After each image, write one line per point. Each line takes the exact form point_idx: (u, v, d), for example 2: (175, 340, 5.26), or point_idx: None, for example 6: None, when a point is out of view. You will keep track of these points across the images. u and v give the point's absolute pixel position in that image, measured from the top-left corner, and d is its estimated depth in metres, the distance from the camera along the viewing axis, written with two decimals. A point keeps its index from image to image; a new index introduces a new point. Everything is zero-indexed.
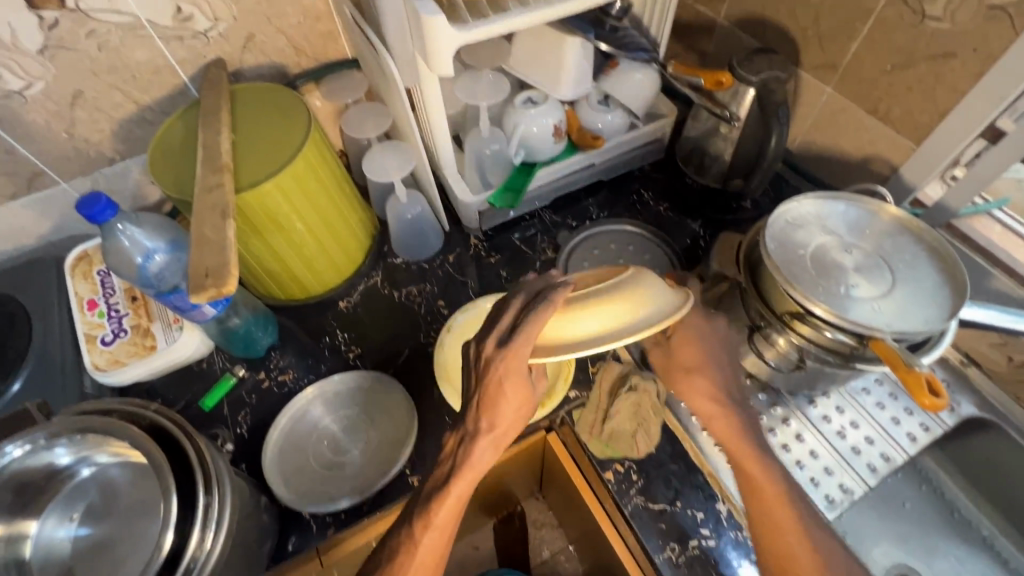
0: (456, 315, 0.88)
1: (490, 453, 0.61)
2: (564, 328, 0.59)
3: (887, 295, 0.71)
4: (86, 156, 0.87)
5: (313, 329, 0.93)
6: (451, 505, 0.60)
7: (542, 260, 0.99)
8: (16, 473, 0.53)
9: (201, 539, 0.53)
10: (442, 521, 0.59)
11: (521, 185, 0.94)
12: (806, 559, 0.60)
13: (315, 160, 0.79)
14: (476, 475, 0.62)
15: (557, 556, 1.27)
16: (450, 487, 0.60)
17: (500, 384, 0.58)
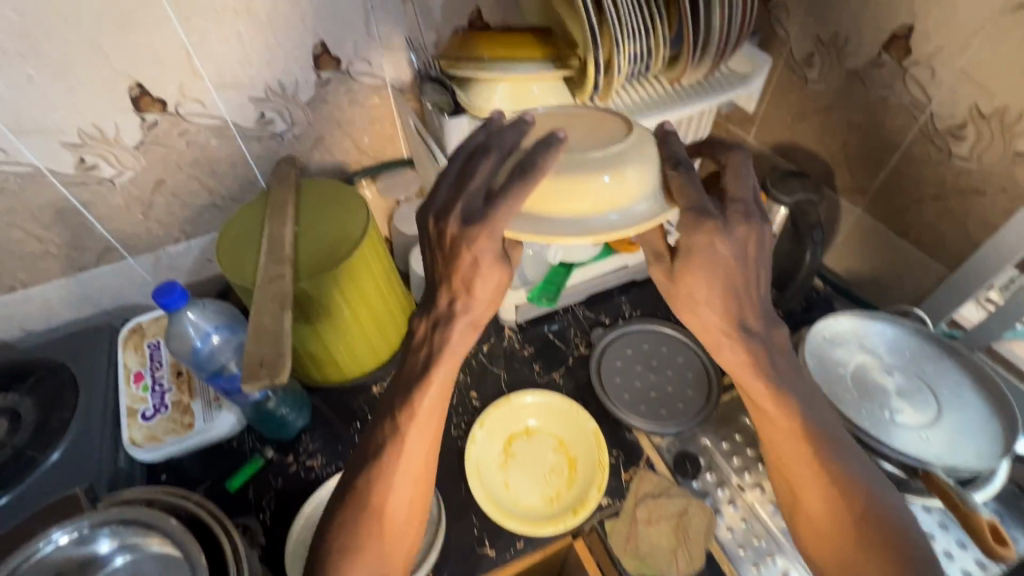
0: (489, 410, 0.89)
1: (456, 357, 0.64)
2: (556, 194, 0.55)
3: (934, 423, 0.70)
4: (156, 235, 0.94)
5: (345, 413, 0.93)
6: (428, 415, 0.64)
7: (575, 355, 1.00)
8: (59, 560, 0.56)
9: None
10: (420, 433, 0.64)
11: (560, 283, 0.98)
12: (843, 530, 0.62)
13: (370, 253, 0.83)
14: (448, 374, 0.64)
15: None
16: (423, 395, 0.63)
17: (473, 262, 0.57)
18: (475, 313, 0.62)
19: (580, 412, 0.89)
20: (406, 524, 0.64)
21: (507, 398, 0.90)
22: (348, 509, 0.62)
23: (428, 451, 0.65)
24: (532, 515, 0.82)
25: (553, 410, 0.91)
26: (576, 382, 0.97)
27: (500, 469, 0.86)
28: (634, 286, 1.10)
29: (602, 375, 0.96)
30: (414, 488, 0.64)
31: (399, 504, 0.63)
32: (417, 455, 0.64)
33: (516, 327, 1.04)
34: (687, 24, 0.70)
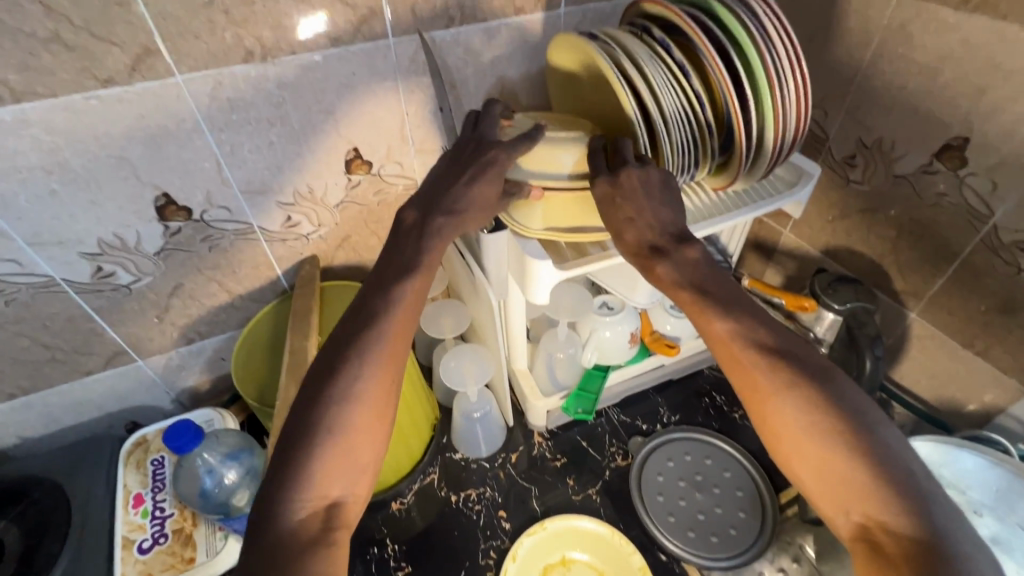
0: (524, 537, 0.84)
1: (417, 292, 0.59)
2: (547, 153, 0.64)
3: None
4: (170, 338, 0.89)
5: (361, 536, 0.85)
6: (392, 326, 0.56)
7: (612, 467, 0.92)
8: None
9: None
10: (386, 341, 0.55)
11: (595, 390, 0.91)
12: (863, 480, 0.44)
13: None
14: (418, 292, 0.59)
15: None
16: (388, 314, 0.56)
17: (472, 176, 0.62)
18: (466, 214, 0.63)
19: (627, 544, 0.83)
20: (362, 447, 0.52)
21: (545, 524, 0.85)
22: (297, 419, 0.51)
23: (394, 363, 0.55)
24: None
25: (594, 538, 0.84)
26: (614, 499, 0.89)
27: None
28: (671, 386, 1.03)
29: (643, 492, 0.88)
30: (377, 404, 0.53)
31: (361, 409, 0.52)
32: (386, 364, 0.54)
33: (546, 433, 0.97)
34: (739, 142, 0.67)
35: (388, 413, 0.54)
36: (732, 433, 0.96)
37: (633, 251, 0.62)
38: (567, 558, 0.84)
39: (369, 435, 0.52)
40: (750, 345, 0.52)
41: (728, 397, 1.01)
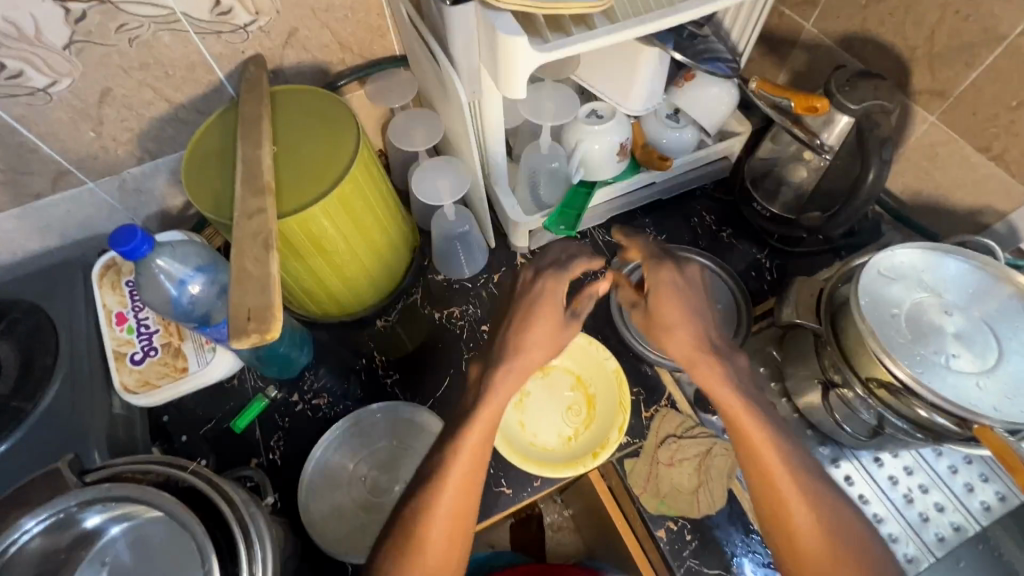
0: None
1: (489, 420, 0.63)
2: None
3: (992, 370, 0.64)
4: (114, 156, 0.81)
5: (349, 348, 0.89)
6: (473, 451, 0.61)
7: (594, 285, 0.93)
8: (52, 543, 0.51)
9: None
10: (461, 473, 0.60)
11: (580, 207, 0.85)
12: None
13: (363, 180, 0.72)
14: (483, 436, 0.62)
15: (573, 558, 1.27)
16: (465, 432, 0.62)
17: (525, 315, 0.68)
18: (522, 351, 0.66)
19: (603, 351, 0.85)
20: (447, 562, 0.59)
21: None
22: (394, 548, 0.59)
23: (477, 469, 0.61)
24: (548, 454, 0.81)
25: (571, 346, 0.87)
26: (594, 314, 0.91)
27: (515, 408, 0.84)
28: (660, 206, 1.00)
29: (624, 307, 0.89)
30: (456, 530, 0.59)
31: (439, 551, 0.58)
32: (468, 478, 0.61)
33: (528, 254, 0.95)
34: None
35: (458, 542, 0.60)
36: (716, 252, 0.96)
37: (683, 351, 0.68)
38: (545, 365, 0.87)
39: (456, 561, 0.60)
40: (784, 463, 0.61)
41: (717, 216, 0.98)
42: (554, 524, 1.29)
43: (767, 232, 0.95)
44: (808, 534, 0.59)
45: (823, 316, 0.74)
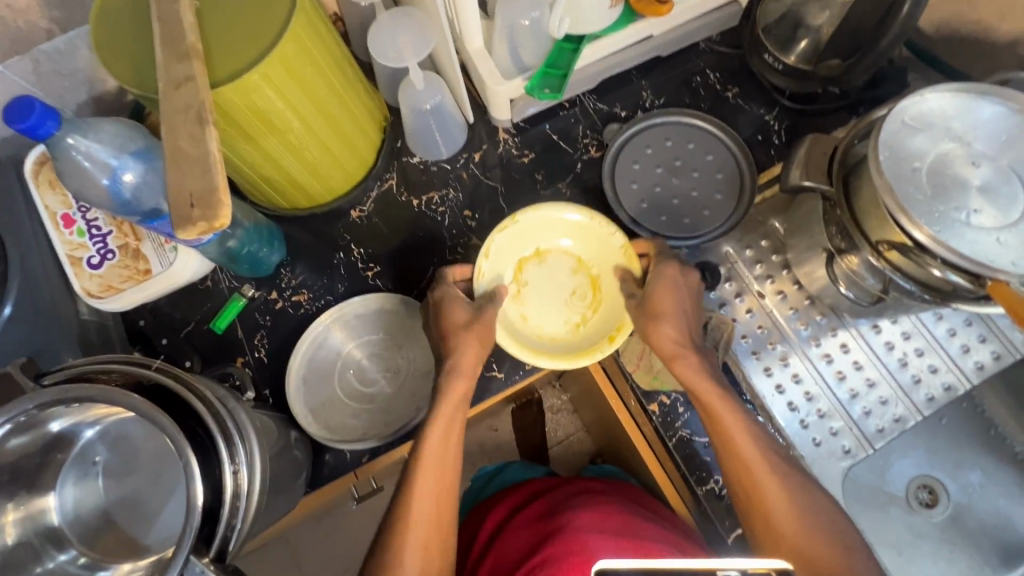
0: (494, 235, 0.76)
1: (452, 407, 0.67)
2: None
3: (1014, 224, 0.59)
4: (16, 29, 0.69)
5: (324, 241, 0.83)
6: (440, 456, 0.66)
7: (584, 160, 0.85)
8: (21, 447, 0.50)
9: (235, 478, 0.50)
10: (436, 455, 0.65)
11: (566, 66, 0.75)
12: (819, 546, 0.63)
13: (308, 40, 0.61)
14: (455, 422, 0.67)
15: (571, 436, 1.34)
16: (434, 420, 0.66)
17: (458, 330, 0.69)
18: (477, 342, 0.69)
19: (608, 227, 0.77)
20: (436, 535, 0.65)
21: (517, 219, 0.76)
22: (386, 542, 0.64)
23: (446, 472, 0.66)
24: (558, 346, 0.77)
25: (571, 225, 0.78)
26: (585, 192, 0.84)
27: (514, 297, 0.78)
28: (658, 66, 0.89)
29: (618, 181, 0.82)
30: (434, 526, 0.64)
31: (423, 530, 0.64)
32: (442, 479, 0.66)
33: (512, 129, 0.86)
34: None
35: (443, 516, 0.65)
36: (720, 116, 0.86)
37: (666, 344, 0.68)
38: (540, 249, 0.80)
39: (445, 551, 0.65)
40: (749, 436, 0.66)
41: (722, 74, 0.88)
42: (553, 407, 1.35)
43: (779, 90, 0.86)
44: (774, 495, 0.65)
45: (835, 176, 0.67)
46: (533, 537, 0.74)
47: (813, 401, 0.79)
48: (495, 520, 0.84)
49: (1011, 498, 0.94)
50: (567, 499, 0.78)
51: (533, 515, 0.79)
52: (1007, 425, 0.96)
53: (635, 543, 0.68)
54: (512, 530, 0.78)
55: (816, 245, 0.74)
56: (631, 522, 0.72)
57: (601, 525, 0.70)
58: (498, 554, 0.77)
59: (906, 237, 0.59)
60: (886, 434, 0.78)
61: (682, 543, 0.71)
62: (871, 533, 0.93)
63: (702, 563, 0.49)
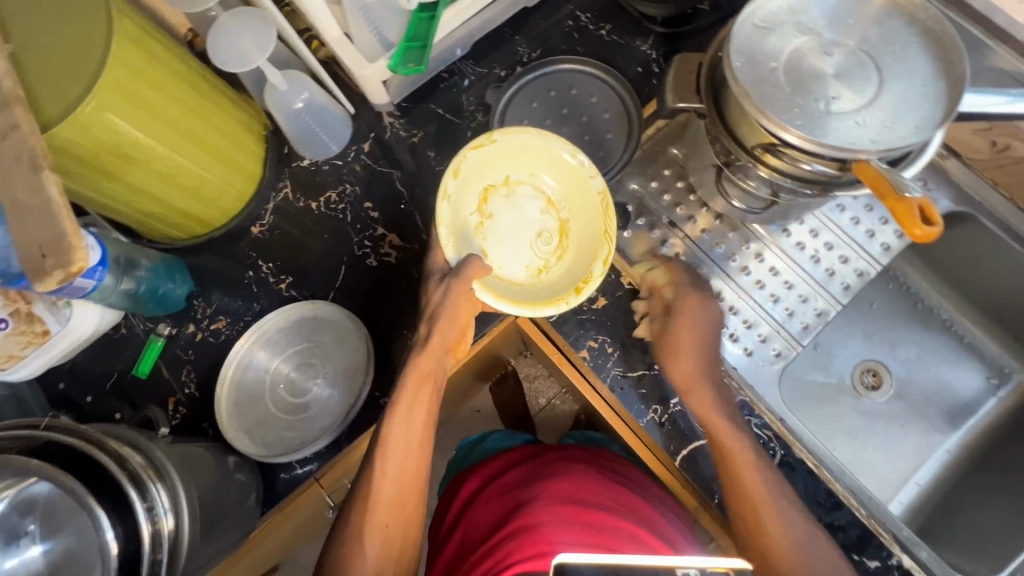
0: (466, 152, 0.74)
1: (418, 384, 0.69)
2: None
3: (871, 103, 0.60)
4: None
5: (231, 263, 0.82)
6: (408, 445, 0.68)
7: (474, 128, 0.85)
8: None
9: (157, 522, 0.52)
10: (403, 432, 0.67)
11: (425, 38, 0.72)
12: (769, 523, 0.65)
13: (141, 63, 0.59)
14: (424, 400, 0.69)
15: (551, 400, 1.35)
16: (398, 398, 0.68)
17: (432, 314, 0.70)
18: (445, 317, 0.70)
19: (590, 169, 0.75)
20: (402, 510, 0.67)
21: (493, 135, 0.74)
22: (346, 533, 0.65)
23: (411, 458, 0.68)
24: (517, 290, 0.74)
25: (549, 154, 0.76)
26: None
27: (475, 233, 0.76)
28: (529, 18, 0.87)
29: None
30: (394, 515, 0.66)
31: (384, 509, 0.66)
32: (404, 470, 0.67)
33: (396, 112, 0.85)
34: None
35: (411, 489, 0.67)
36: (599, 56, 0.86)
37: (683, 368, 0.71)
38: (509, 178, 0.78)
39: (404, 537, 0.66)
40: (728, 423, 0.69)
41: (593, 14, 0.87)
42: (528, 375, 1.35)
43: (650, 18, 0.86)
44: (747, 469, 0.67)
45: (705, 93, 0.67)
46: (500, 509, 0.72)
47: (739, 313, 0.80)
48: (465, 493, 0.80)
49: (955, 367, 0.98)
50: (540, 468, 0.76)
51: (502, 486, 0.76)
52: (932, 296, 0.99)
53: (598, 515, 0.67)
54: (481, 504, 0.76)
55: (706, 163, 0.75)
56: (599, 490, 0.71)
57: (566, 494, 0.69)
58: (468, 525, 0.75)
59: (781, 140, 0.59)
60: (810, 330, 0.80)
61: (647, 510, 0.71)
62: (825, 425, 0.96)
63: (664, 561, 0.50)
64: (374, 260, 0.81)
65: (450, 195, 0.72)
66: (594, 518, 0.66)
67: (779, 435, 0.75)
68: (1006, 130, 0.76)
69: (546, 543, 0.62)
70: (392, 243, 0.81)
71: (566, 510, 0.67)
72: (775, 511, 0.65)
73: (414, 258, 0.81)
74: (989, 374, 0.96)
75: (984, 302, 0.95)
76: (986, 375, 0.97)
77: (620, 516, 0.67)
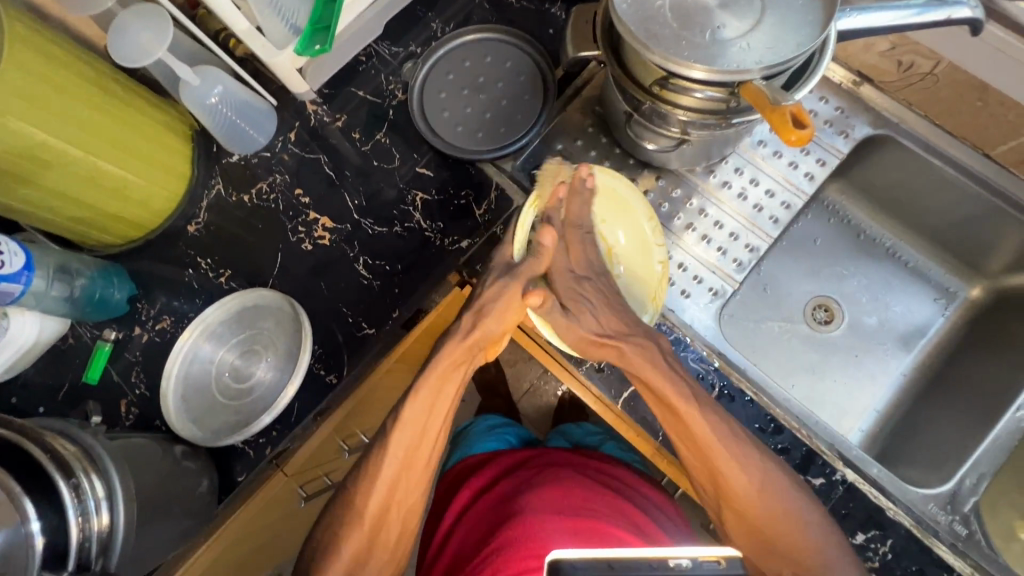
0: (567, 176, 0.77)
1: (447, 375, 0.69)
2: None
3: (755, 27, 0.62)
4: None
5: (169, 263, 0.83)
6: (424, 434, 0.67)
7: (395, 106, 0.86)
8: None
9: (94, 514, 0.53)
10: (422, 426, 0.67)
11: (329, 20, 0.72)
12: (752, 507, 0.63)
13: (40, 65, 0.60)
14: (446, 396, 0.68)
15: (535, 382, 1.31)
16: (417, 395, 0.67)
17: (482, 307, 0.71)
18: (477, 308, 0.71)
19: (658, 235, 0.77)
20: (397, 501, 0.66)
21: (597, 169, 0.76)
22: (334, 521, 0.66)
23: (424, 446, 0.67)
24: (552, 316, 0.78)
25: (633, 216, 0.78)
26: (406, 136, 0.85)
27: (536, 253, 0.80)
28: None
29: (428, 115, 0.83)
30: (395, 500, 0.66)
31: (377, 503, 0.65)
32: (415, 457, 0.67)
33: (318, 99, 0.87)
34: None
35: (410, 482, 0.67)
36: (510, 23, 0.88)
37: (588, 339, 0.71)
38: (582, 208, 0.79)
39: (401, 523, 0.67)
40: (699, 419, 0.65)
41: None
42: (510, 360, 1.32)
43: None
44: (721, 463, 0.64)
45: (601, 42, 0.69)
46: (493, 518, 0.71)
47: (674, 257, 0.83)
48: (457, 505, 0.79)
49: (908, 295, 0.97)
50: (529, 477, 0.76)
51: (494, 497, 0.75)
52: (874, 227, 0.99)
53: (590, 521, 0.66)
54: (472, 515, 0.75)
55: (620, 111, 0.76)
56: (589, 497, 0.71)
57: (556, 504, 0.69)
58: (466, 529, 0.74)
59: (673, 74, 0.61)
60: (744, 266, 0.83)
61: (640, 515, 0.71)
62: (781, 365, 0.96)
63: (652, 553, 0.47)
64: (308, 245, 0.82)
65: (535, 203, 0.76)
66: (583, 526, 0.65)
67: (717, 368, 0.75)
68: (907, 47, 0.77)
69: (533, 559, 0.62)
70: (325, 226, 0.83)
71: (558, 518, 0.66)
72: (764, 488, 0.63)
73: (348, 238, 0.82)
74: (937, 296, 0.96)
75: (923, 228, 0.95)
76: (933, 296, 0.96)
77: (613, 523, 0.67)
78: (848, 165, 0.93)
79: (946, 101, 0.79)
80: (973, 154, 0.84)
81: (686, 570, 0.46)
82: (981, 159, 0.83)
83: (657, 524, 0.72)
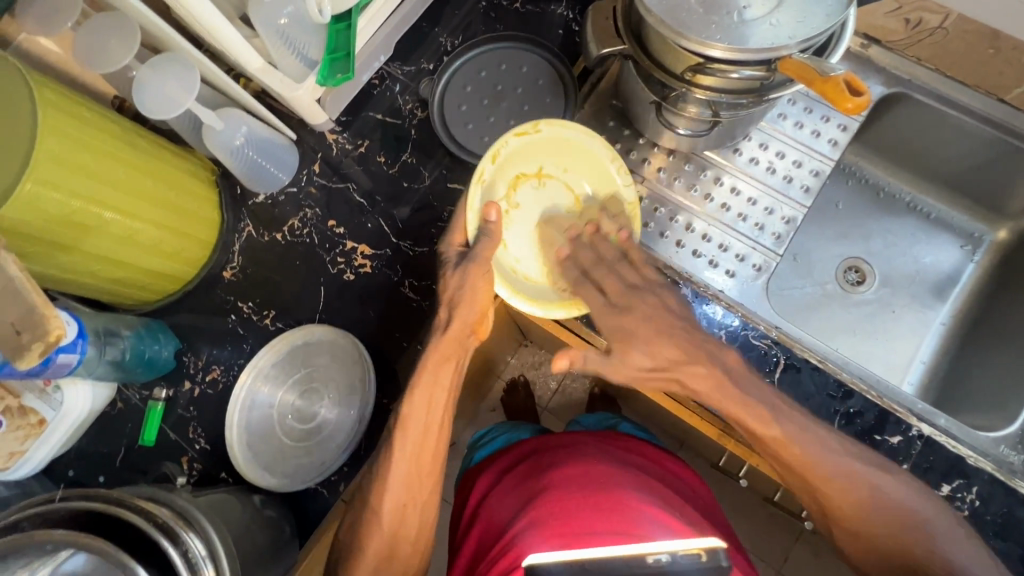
0: (509, 137, 0.73)
1: (443, 362, 0.68)
2: None
3: (781, 3, 0.61)
4: None
5: (210, 313, 0.81)
6: (430, 426, 0.67)
7: (416, 125, 0.86)
8: None
9: None
10: (424, 422, 0.67)
11: (347, 46, 0.70)
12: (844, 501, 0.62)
13: (73, 129, 0.59)
14: (441, 386, 0.68)
15: (562, 382, 1.29)
16: (414, 394, 0.67)
17: (451, 299, 0.68)
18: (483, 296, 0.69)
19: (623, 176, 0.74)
20: (414, 496, 0.66)
21: (539, 126, 0.73)
22: (358, 521, 0.66)
23: (428, 443, 0.67)
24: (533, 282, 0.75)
25: (589, 157, 0.76)
26: (430, 154, 0.85)
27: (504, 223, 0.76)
28: (443, 9, 0.89)
29: (452, 129, 0.83)
30: (413, 497, 0.66)
31: (388, 506, 0.65)
32: (423, 455, 0.67)
33: (337, 127, 0.86)
34: None
35: (419, 476, 0.66)
36: (519, 29, 0.88)
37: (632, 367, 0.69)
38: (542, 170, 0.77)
39: (420, 517, 0.67)
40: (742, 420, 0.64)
41: None
42: (533, 363, 1.30)
43: None
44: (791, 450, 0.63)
45: (625, 35, 0.69)
46: (519, 495, 0.70)
47: (712, 239, 0.84)
48: (478, 489, 0.79)
49: (936, 244, 0.99)
50: (547, 457, 0.75)
51: (520, 475, 0.74)
52: (892, 183, 1.01)
53: (611, 495, 0.65)
54: (495, 496, 0.74)
55: (646, 102, 0.76)
56: (614, 473, 0.69)
57: (581, 479, 0.68)
58: (487, 513, 0.73)
59: (707, 57, 0.61)
60: (783, 238, 0.83)
61: (668, 492, 0.70)
62: (823, 330, 0.96)
63: (631, 551, 0.58)
64: (350, 274, 0.81)
65: (484, 178, 0.72)
66: (607, 500, 0.64)
67: (777, 342, 0.75)
68: (914, 4, 0.78)
69: (556, 537, 0.61)
70: (364, 253, 0.82)
71: (580, 493, 0.66)
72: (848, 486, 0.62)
73: (389, 263, 0.82)
74: (963, 242, 0.98)
75: (940, 179, 0.97)
76: (959, 244, 0.98)
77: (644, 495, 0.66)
78: (863, 126, 0.95)
79: (955, 52, 0.81)
80: (986, 100, 0.86)
81: (666, 563, 0.57)
82: (995, 104, 0.85)
83: (685, 498, 0.72)
